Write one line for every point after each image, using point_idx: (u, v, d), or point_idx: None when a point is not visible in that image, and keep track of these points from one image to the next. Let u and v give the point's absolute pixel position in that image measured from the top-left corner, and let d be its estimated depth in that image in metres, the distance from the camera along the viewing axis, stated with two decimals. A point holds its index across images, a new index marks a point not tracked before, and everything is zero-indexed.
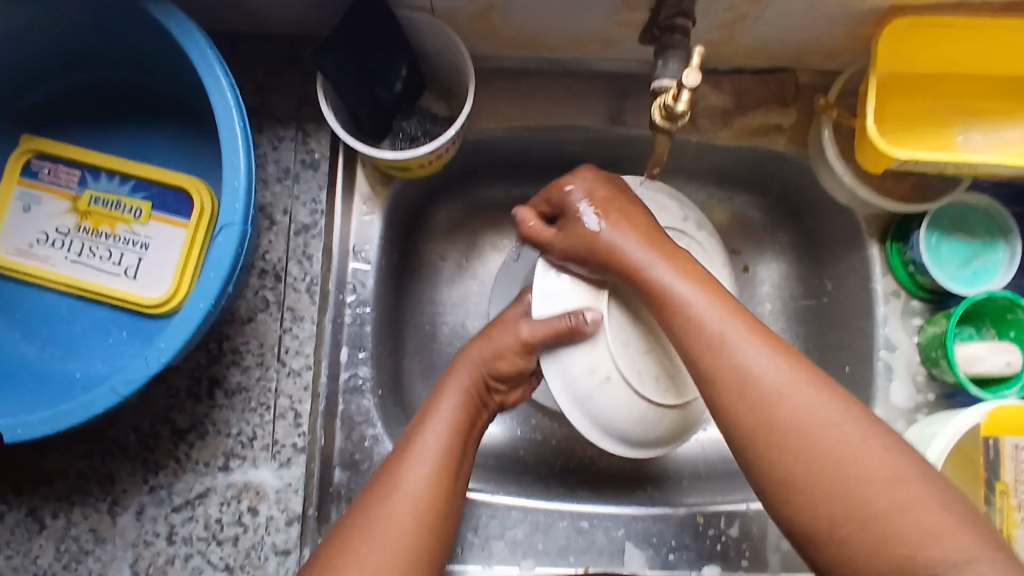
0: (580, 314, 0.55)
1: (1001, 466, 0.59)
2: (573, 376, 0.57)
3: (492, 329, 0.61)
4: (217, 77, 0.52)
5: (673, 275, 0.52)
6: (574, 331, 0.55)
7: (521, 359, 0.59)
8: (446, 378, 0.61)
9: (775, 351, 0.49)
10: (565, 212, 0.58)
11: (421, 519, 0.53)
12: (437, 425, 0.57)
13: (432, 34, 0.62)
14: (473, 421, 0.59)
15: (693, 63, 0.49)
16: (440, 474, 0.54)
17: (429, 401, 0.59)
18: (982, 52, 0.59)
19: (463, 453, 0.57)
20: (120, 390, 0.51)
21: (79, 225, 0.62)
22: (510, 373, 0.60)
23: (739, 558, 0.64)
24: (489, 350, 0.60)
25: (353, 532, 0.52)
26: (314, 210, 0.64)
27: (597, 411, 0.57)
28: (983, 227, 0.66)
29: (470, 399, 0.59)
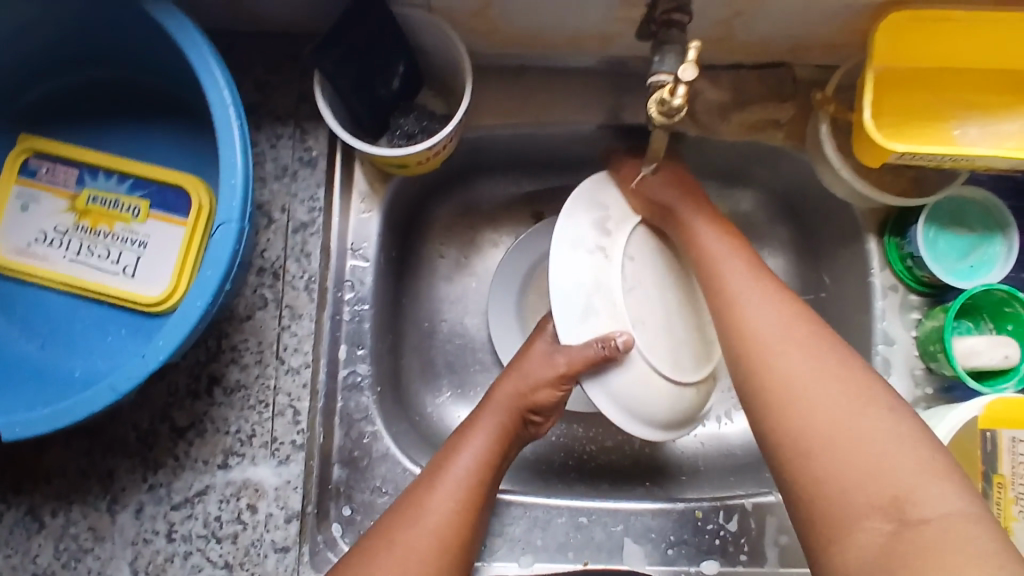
0: (613, 341, 0.55)
1: (999, 459, 0.59)
2: (619, 394, 0.58)
3: (524, 360, 0.63)
4: (213, 73, 0.52)
5: None
6: (608, 358, 0.56)
7: (556, 391, 0.61)
8: (486, 401, 0.63)
9: (801, 331, 0.53)
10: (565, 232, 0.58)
11: (443, 543, 0.54)
12: (470, 453, 0.58)
13: (428, 30, 0.62)
14: (506, 453, 0.61)
15: (690, 57, 0.49)
16: (467, 499, 0.56)
17: (461, 433, 0.61)
18: (978, 46, 0.59)
19: (496, 479, 0.59)
20: (119, 388, 0.51)
21: (77, 223, 0.62)
22: (547, 405, 0.62)
23: (738, 553, 0.64)
24: (524, 384, 0.61)
25: (378, 547, 0.53)
26: (312, 207, 0.64)
27: (646, 416, 0.59)
28: (980, 221, 0.66)
29: (506, 428, 0.61)
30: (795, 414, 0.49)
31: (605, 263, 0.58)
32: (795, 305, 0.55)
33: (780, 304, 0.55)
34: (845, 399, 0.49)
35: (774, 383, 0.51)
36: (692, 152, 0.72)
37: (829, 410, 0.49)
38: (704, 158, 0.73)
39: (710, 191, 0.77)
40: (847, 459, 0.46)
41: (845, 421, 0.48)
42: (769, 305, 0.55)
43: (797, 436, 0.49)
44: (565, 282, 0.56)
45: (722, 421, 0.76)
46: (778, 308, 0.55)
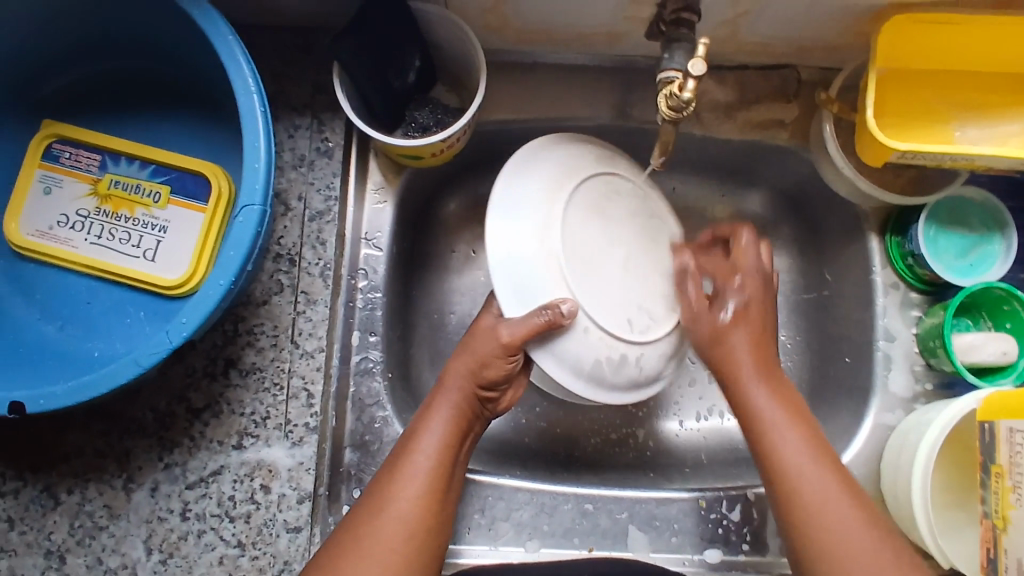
0: (557, 306, 0.54)
1: (997, 449, 0.56)
2: (566, 357, 0.57)
3: (473, 337, 0.61)
4: (238, 60, 0.53)
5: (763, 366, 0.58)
6: (552, 325, 0.55)
7: (508, 364, 0.59)
8: (440, 382, 0.62)
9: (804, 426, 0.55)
10: (500, 209, 0.57)
11: (410, 530, 0.55)
12: (434, 431, 0.58)
13: (444, 25, 0.64)
14: (466, 431, 0.60)
15: (699, 52, 0.50)
16: (430, 487, 0.56)
17: (418, 417, 0.60)
18: (978, 50, 0.61)
19: (457, 460, 0.59)
20: (141, 363, 0.52)
21: (99, 208, 0.63)
22: (500, 379, 0.60)
23: (741, 542, 0.65)
24: (475, 362, 0.59)
25: (348, 542, 0.54)
26: (328, 197, 0.65)
27: (613, 380, 0.58)
28: (981, 219, 0.68)
29: (462, 407, 0.60)
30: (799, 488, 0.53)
31: (548, 213, 0.57)
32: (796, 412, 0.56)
33: (776, 392, 0.57)
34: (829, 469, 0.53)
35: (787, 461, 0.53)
36: (700, 151, 0.74)
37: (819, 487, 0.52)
38: (710, 155, 0.75)
39: (716, 189, 0.79)
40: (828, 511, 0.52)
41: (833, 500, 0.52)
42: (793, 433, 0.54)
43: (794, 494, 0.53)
44: (507, 253, 0.56)
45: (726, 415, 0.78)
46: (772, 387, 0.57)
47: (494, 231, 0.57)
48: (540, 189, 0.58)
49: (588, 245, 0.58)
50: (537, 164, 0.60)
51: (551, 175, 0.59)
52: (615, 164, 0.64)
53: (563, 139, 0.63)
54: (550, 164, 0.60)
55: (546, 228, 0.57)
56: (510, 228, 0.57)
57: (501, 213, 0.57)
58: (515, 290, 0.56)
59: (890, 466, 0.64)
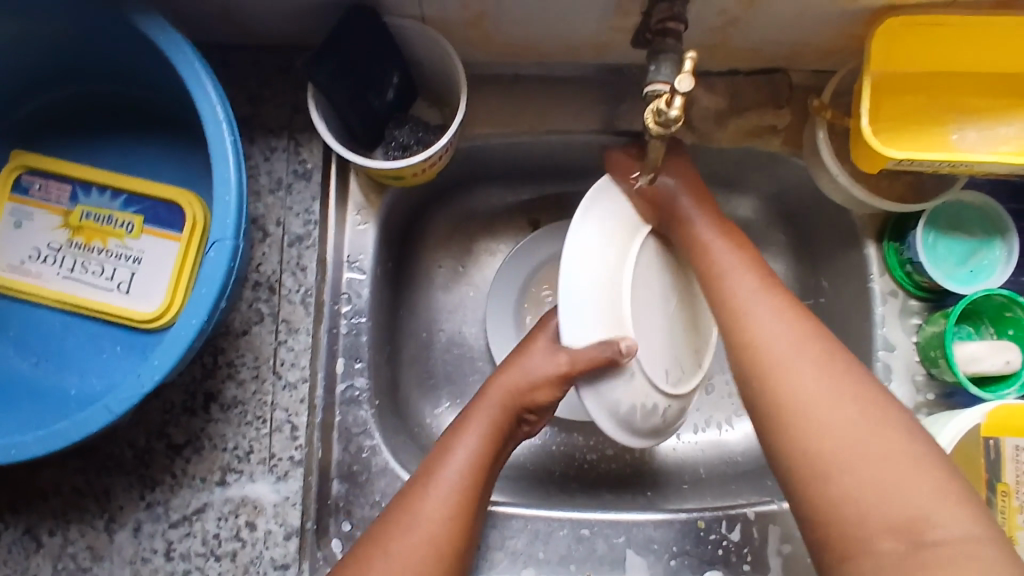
0: (618, 342, 0.52)
1: (1003, 467, 0.58)
2: (610, 402, 0.55)
3: (523, 355, 0.61)
4: (205, 89, 0.51)
5: (752, 285, 0.56)
6: (612, 362, 0.53)
7: (552, 390, 0.59)
8: (477, 400, 0.61)
9: (817, 353, 0.51)
10: (578, 238, 0.55)
11: (439, 552, 0.53)
12: (467, 447, 0.57)
13: (423, 41, 0.62)
14: (500, 452, 0.59)
15: (687, 67, 0.48)
16: (462, 507, 0.55)
17: (451, 434, 0.59)
18: (976, 51, 0.59)
19: (490, 479, 0.58)
20: (113, 409, 0.50)
21: (71, 240, 0.62)
22: (544, 404, 0.60)
23: (741, 563, 0.64)
24: (525, 381, 0.59)
25: (375, 554, 0.52)
26: (307, 220, 0.63)
27: (640, 427, 0.57)
28: (980, 225, 0.66)
29: (499, 424, 0.59)
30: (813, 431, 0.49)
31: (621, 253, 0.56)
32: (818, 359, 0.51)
33: (783, 314, 0.53)
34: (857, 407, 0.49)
35: (787, 391, 0.50)
36: (690, 159, 0.72)
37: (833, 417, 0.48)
38: (701, 164, 0.73)
39: (709, 197, 0.77)
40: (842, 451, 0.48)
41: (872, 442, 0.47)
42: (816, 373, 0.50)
43: (799, 435, 0.49)
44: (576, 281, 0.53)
45: (723, 428, 0.76)
46: (774, 309, 0.54)
47: (568, 253, 0.54)
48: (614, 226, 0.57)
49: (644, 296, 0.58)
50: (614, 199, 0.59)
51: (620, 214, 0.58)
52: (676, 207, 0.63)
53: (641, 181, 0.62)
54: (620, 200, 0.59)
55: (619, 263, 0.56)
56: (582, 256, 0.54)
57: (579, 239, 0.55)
58: (571, 320, 0.53)
59: None
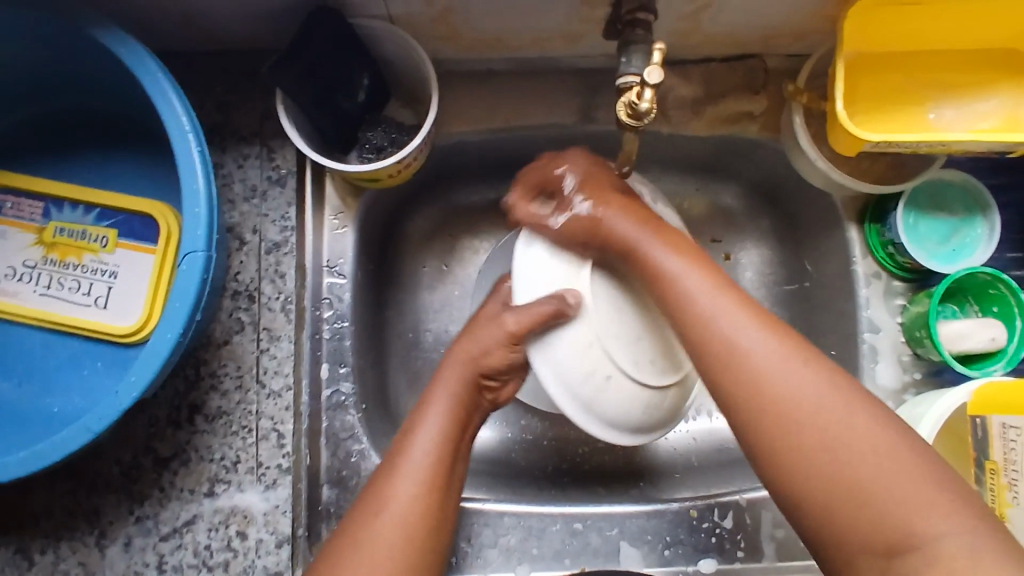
0: (564, 295, 0.53)
1: (990, 445, 0.57)
2: (570, 379, 0.53)
3: (475, 326, 0.60)
4: (169, 100, 0.51)
5: (670, 254, 0.53)
6: (557, 313, 0.53)
7: (508, 351, 0.57)
8: (436, 377, 0.60)
9: (763, 321, 0.48)
10: (539, 224, 0.57)
11: (408, 535, 0.53)
12: (430, 425, 0.57)
13: (390, 41, 0.61)
14: (467, 421, 0.59)
15: (655, 59, 0.48)
16: (429, 486, 0.54)
17: (414, 414, 0.58)
18: (950, 28, 0.58)
19: (457, 455, 0.57)
20: (93, 427, 0.50)
21: (46, 257, 0.61)
22: (502, 368, 0.59)
23: (735, 550, 0.64)
24: (477, 348, 0.58)
25: (346, 548, 0.52)
26: (284, 227, 0.63)
27: (601, 408, 0.54)
28: (961, 202, 0.65)
29: (459, 400, 0.58)
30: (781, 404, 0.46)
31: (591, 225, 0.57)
32: (773, 324, 0.49)
33: (717, 284, 0.51)
34: (807, 367, 0.46)
35: (741, 365, 0.47)
36: (669, 148, 0.71)
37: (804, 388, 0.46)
38: (680, 152, 0.72)
39: (690, 184, 0.76)
40: (803, 436, 0.45)
41: (836, 413, 0.45)
42: (756, 334, 0.48)
43: (790, 437, 0.45)
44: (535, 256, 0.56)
45: (714, 415, 0.76)
46: (713, 282, 0.51)
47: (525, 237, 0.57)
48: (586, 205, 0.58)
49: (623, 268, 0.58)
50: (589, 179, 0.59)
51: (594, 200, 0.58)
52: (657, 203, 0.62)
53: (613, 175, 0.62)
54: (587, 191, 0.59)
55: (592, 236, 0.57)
56: (540, 244, 0.57)
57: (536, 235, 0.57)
58: (524, 282, 0.56)
59: None
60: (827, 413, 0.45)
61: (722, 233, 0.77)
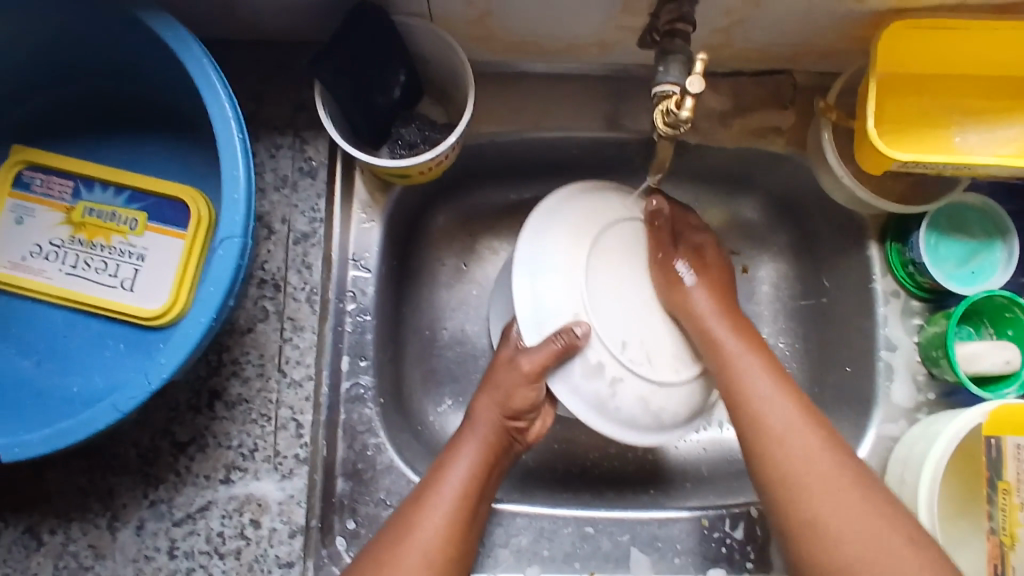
0: (571, 329, 0.56)
1: (1003, 466, 0.58)
2: (581, 387, 0.57)
3: (494, 371, 0.62)
4: (214, 85, 0.51)
5: (737, 339, 0.59)
6: (568, 348, 0.56)
7: (533, 390, 0.60)
8: (469, 415, 0.62)
9: (789, 396, 0.57)
10: (529, 252, 0.58)
11: (432, 561, 0.54)
12: (462, 465, 0.58)
13: (429, 39, 0.62)
14: (495, 465, 0.60)
15: (697, 69, 0.48)
16: (453, 528, 0.55)
17: (446, 452, 0.60)
18: (978, 54, 0.60)
19: (483, 496, 0.59)
20: (120, 407, 0.50)
21: (73, 237, 0.61)
22: (526, 407, 0.62)
23: (744, 561, 0.64)
24: (500, 393, 0.61)
25: (370, 570, 0.53)
26: (313, 218, 0.63)
27: (616, 415, 0.57)
28: (980, 226, 0.66)
29: (492, 441, 0.60)
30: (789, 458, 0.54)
31: (579, 253, 0.58)
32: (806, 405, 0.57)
33: (764, 366, 0.58)
34: (829, 466, 0.54)
35: (767, 439, 0.55)
36: (693, 159, 0.72)
37: (812, 472, 0.54)
38: (704, 164, 0.73)
39: (710, 195, 0.77)
40: (834, 537, 0.51)
41: (824, 488, 0.53)
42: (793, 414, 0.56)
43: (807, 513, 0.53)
44: (551, 295, 0.57)
45: (724, 426, 0.76)
46: (752, 354, 0.59)
47: (520, 266, 0.58)
48: (571, 235, 0.59)
49: (613, 287, 0.59)
50: (577, 201, 0.61)
51: (575, 226, 0.59)
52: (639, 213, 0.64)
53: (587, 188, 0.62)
54: (573, 212, 0.60)
55: (578, 266, 0.58)
56: (540, 270, 0.58)
57: (528, 262, 0.58)
58: (532, 323, 0.58)
59: (894, 482, 0.62)
60: (840, 501, 0.52)
61: (741, 246, 0.77)
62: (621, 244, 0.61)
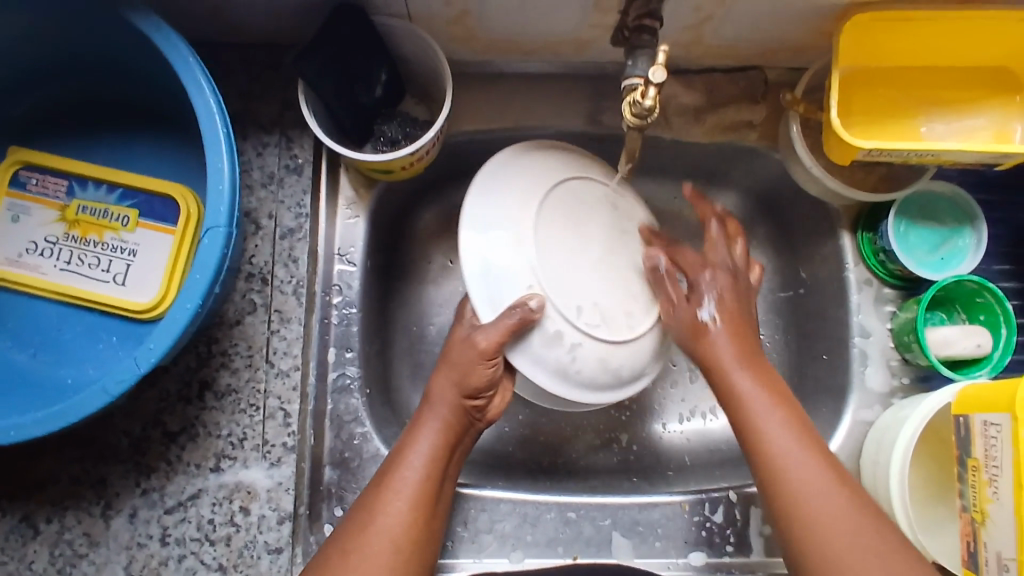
0: (525, 302, 0.55)
1: (972, 443, 0.56)
2: (542, 357, 0.57)
3: (450, 350, 0.61)
4: (199, 83, 0.53)
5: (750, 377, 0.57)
6: (523, 321, 0.56)
7: (491, 368, 0.59)
8: (427, 398, 0.61)
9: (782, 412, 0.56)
10: (475, 220, 0.58)
11: (398, 546, 0.54)
12: (422, 448, 0.58)
13: (408, 39, 0.64)
14: (455, 446, 0.60)
15: (660, 60, 0.51)
16: (418, 501, 0.56)
17: (406, 435, 0.59)
18: (940, 45, 0.61)
19: (445, 479, 0.59)
20: (111, 390, 0.52)
21: (67, 233, 0.63)
22: (485, 385, 0.60)
23: (724, 544, 0.65)
24: (458, 373, 0.59)
25: (334, 559, 0.53)
26: (299, 214, 0.65)
27: (578, 377, 0.58)
28: (951, 214, 0.68)
29: (450, 422, 0.60)
30: (785, 471, 0.53)
31: (521, 215, 0.58)
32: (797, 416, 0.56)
33: (758, 374, 0.57)
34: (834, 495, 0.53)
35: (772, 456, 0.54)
36: (671, 154, 0.74)
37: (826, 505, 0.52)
38: (682, 159, 0.75)
39: (690, 190, 0.79)
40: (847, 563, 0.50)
41: (838, 514, 0.52)
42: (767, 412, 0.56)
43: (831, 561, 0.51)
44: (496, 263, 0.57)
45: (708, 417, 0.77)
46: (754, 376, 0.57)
47: (467, 241, 0.58)
48: (510, 203, 0.59)
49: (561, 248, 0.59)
50: (518, 163, 0.61)
51: (519, 189, 0.59)
52: (587, 168, 0.64)
53: (529, 151, 0.63)
54: (508, 181, 0.60)
55: (522, 233, 0.58)
56: (487, 240, 0.58)
57: (474, 231, 0.58)
58: (481, 297, 0.58)
59: (870, 463, 0.64)
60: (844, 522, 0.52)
61: None
62: (566, 199, 0.61)
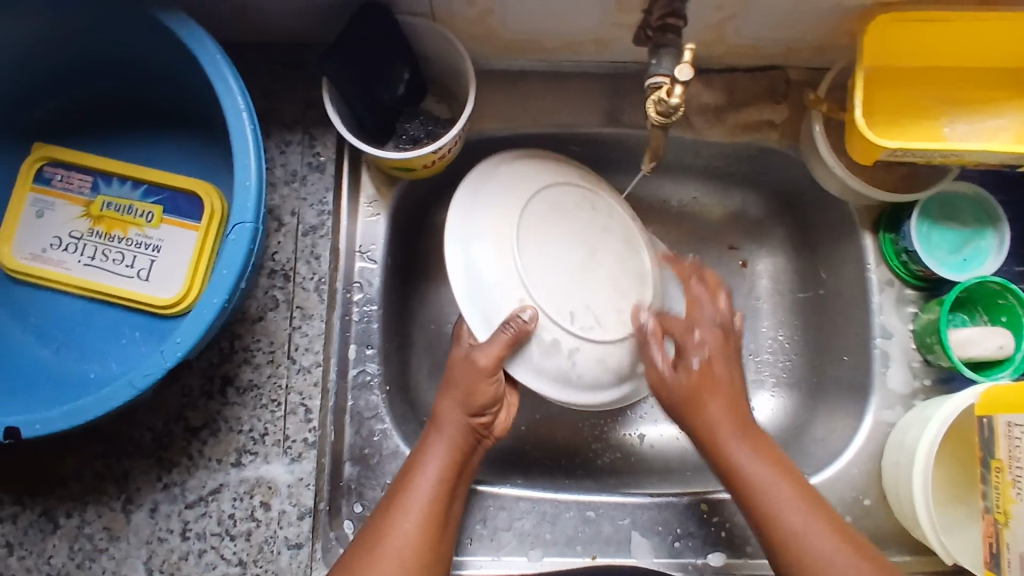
0: (517, 319, 0.57)
1: (996, 444, 0.55)
2: (542, 365, 0.59)
3: (450, 366, 0.61)
4: (227, 80, 0.54)
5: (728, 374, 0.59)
6: (518, 334, 0.57)
7: (495, 384, 0.59)
8: (433, 419, 0.60)
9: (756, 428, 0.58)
10: (457, 238, 0.60)
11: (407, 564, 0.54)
12: (432, 464, 0.58)
13: (432, 38, 0.64)
14: (462, 467, 0.59)
15: (686, 58, 0.51)
16: (429, 519, 0.56)
17: (418, 448, 0.59)
18: (964, 46, 0.61)
19: (454, 498, 0.58)
20: (137, 384, 0.52)
21: (92, 229, 0.63)
22: (490, 403, 0.60)
23: (744, 545, 0.65)
24: (461, 391, 0.59)
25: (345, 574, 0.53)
26: (321, 211, 0.65)
27: (579, 379, 0.60)
28: (973, 215, 0.68)
29: (460, 443, 0.59)
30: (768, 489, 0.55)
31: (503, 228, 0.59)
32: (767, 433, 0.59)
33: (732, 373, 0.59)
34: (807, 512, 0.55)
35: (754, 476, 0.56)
36: (691, 154, 0.74)
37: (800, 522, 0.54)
38: (703, 159, 0.75)
39: (710, 190, 0.79)
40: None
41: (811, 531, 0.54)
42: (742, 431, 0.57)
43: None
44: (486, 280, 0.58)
45: None
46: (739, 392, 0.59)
47: (452, 260, 0.59)
48: (489, 217, 0.60)
49: (548, 254, 0.60)
50: (500, 177, 0.62)
51: (498, 203, 0.60)
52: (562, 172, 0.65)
53: (507, 163, 0.64)
54: (491, 193, 0.61)
55: (508, 245, 0.59)
56: (472, 253, 0.59)
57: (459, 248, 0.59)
58: (476, 316, 0.59)
59: (891, 464, 0.64)
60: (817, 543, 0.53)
61: (740, 241, 0.79)
62: (546, 207, 0.62)
